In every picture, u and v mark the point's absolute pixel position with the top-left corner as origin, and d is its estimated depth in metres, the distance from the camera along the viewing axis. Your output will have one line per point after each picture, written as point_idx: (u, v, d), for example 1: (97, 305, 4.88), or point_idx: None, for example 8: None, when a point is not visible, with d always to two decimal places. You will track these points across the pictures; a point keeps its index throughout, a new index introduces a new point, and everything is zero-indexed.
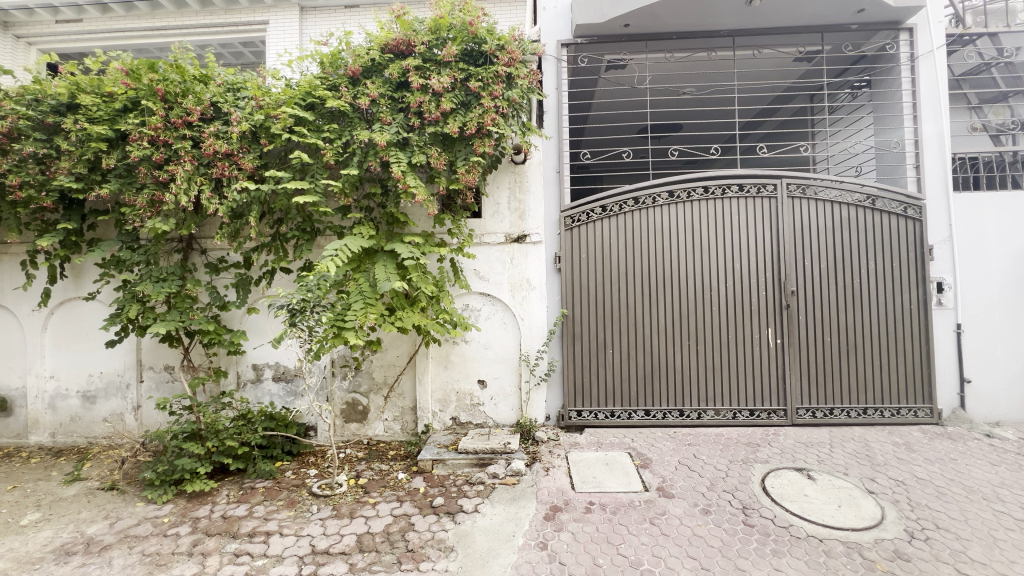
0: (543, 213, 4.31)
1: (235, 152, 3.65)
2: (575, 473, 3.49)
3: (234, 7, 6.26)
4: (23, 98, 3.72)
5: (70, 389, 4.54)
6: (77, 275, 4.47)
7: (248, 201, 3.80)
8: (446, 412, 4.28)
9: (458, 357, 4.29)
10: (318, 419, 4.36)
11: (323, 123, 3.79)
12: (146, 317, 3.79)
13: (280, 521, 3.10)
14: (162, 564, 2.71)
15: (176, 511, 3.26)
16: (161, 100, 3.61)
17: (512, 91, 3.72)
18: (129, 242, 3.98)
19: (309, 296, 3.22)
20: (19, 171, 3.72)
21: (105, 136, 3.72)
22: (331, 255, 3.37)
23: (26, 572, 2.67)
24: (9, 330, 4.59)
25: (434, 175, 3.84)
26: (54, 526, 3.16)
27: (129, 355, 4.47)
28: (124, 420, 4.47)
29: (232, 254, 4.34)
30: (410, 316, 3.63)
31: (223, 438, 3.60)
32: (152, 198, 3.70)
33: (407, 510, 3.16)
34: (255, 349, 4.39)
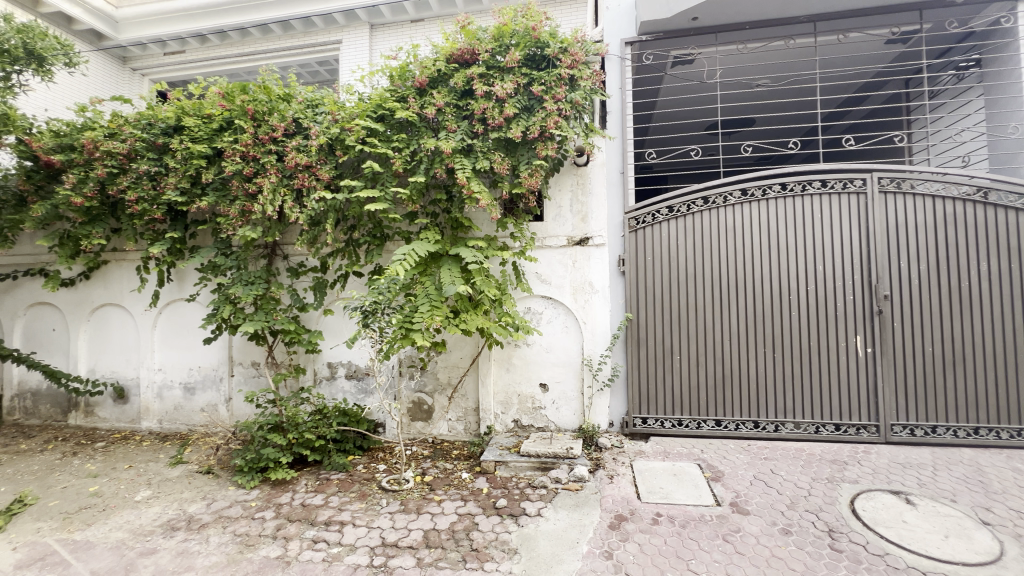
0: (606, 215, 4.24)
1: (314, 164, 3.91)
2: (641, 483, 3.38)
3: (312, 30, 6.75)
4: (140, 123, 4.23)
5: (174, 380, 5.07)
6: (181, 279, 4.99)
7: (325, 209, 4.06)
8: (508, 414, 4.31)
9: (520, 360, 4.31)
10: (387, 417, 4.55)
11: (392, 134, 3.97)
12: (237, 317, 4.15)
13: (353, 512, 3.26)
14: (251, 544, 2.94)
15: (262, 496, 3.53)
16: (251, 118, 3.94)
17: (575, 93, 3.70)
18: (223, 249, 4.38)
19: (380, 299, 3.42)
20: (136, 188, 4.22)
21: (205, 153, 4.13)
22: (399, 260, 3.49)
23: (140, 543, 3.00)
24: (126, 327, 5.21)
25: (497, 180, 3.90)
26: (161, 503, 3.53)
27: (223, 352, 4.92)
28: (218, 410, 4.92)
29: (310, 259, 4.64)
30: (474, 318, 3.70)
31: (302, 431, 3.87)
32: (243, 208, 4.05)
33: (471, 509, 3.21)
34: (331, 349, 4.68)
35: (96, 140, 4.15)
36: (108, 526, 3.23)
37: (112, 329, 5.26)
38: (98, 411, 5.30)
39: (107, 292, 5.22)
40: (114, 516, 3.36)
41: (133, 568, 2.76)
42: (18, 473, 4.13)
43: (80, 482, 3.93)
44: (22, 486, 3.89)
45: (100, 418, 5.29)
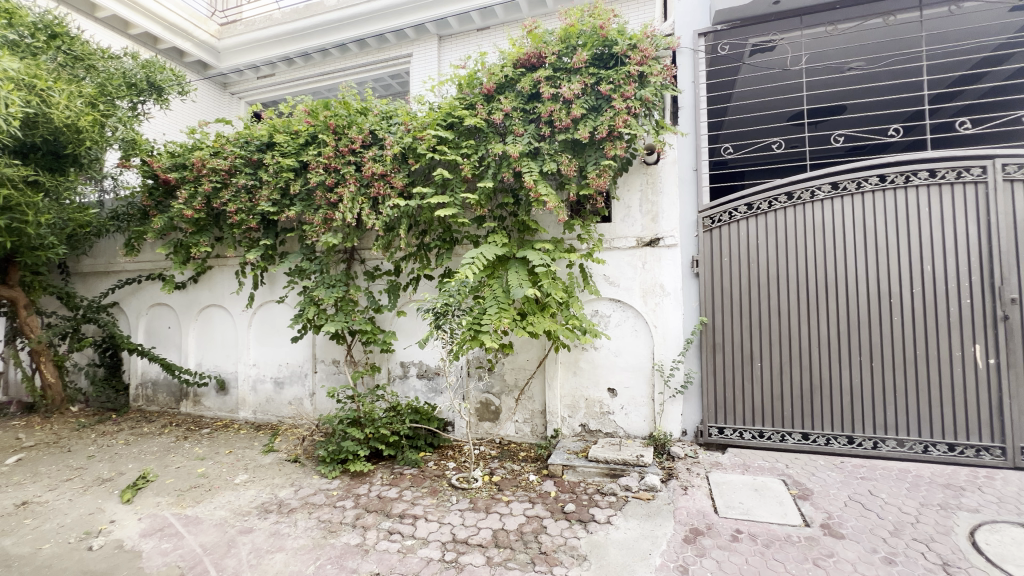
0: (678, 214, 4.07)
1: (389, 173, 4.11)
2: (718, 496, 3.20)
3: (385, 46, 7.12)
4: (238, 141, 4.69)
5: (266, 375, 5.54)
6: (272, 282, 5.46)
7: (398, 216, 4.26)
8: (576, 418, 4.27)
9: (587, 363, 4.25)
10: (456, 416, 4.67)
11: (462, 141, 4.07)
12: (320, 317, 4.47)
13: (425, 507, 3.38)
14: (333, 531, 3.14)
15: (342, 486, 3.77)
16: (333, 132, 4.24)
17: (645, 90, 3.59)
18: (308, 254, 4.73)
19: (450, 301, 3.54)
20: (236, 201, 4.69)
21: (292, 167, 4.49)
22: (468, 263, 3.57)
23: (239, 522, 3.31)
24: (227, 325, 5.79)
25: (564, 182, 3.88)
26: (256, 487, 3.87)
27: (308, 350, 5.30)
28: (304, 404, 5.31)
29: (384, 263, 4.88)
30: (541, 321, 3.71)
31: (378, 426, 4.07)
32: (325, 216, 4.35)
33: (539, 512, 3.21)
34: (404, 349, 4.88)
35: (203, 159, 4.65)
36: (213, 505, 3.60)
37: (215, 327, 5.85)
38: (204, 401, 5.92)
39: (212, 294, 5.83)
40: (218, 496, 3.74)
41: (234, 544, 3.04)
42: (142, 453, 4.72)
43: (190, 463, 4.42)
44: (146, 464, 4.44)
45: (206, 407, 5.91)
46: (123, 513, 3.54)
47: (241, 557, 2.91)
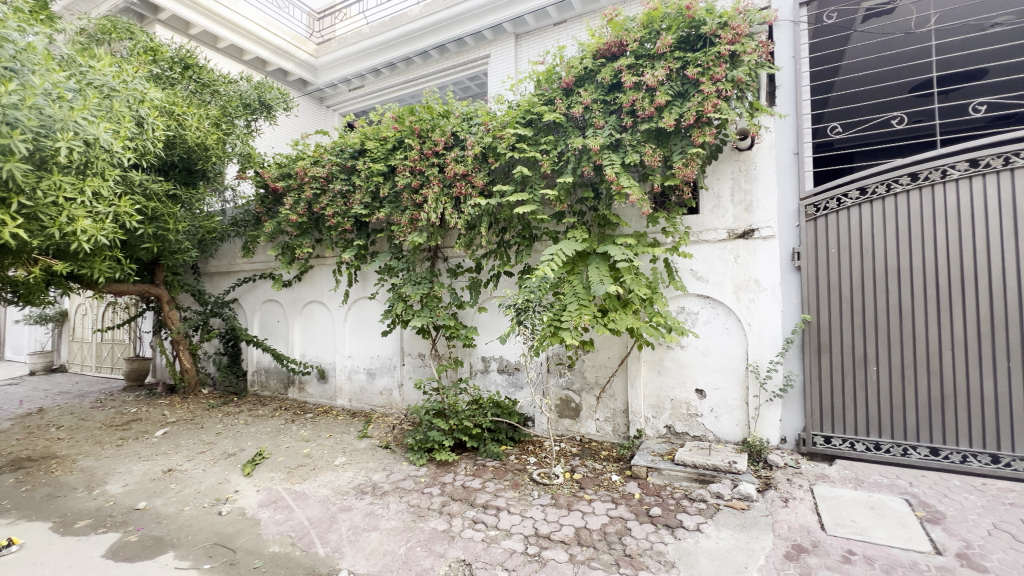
0: (776, 203, 3.75)
1: (470, 172, 4.23)
2: (825, 512, 2.91)
3: (464, 49, 7.32)
4: (334, 150, 5.07)
5: (360, 366, 5.97)
6: (364, 280, 5.85)
7: (479, 214, 4.35)
8: (660, 419, 4.10)
9: (673, 363, 4.06)
10: (536, 412, 4.69)
11: (541, 137, 4.07)
12: (407, 312, 4.71)
13: (507, 499, 3.45)
14: (421, 516, 3.30)
15: (429, 474, 3.95)
16: (418, 136, 4.44)
17: (737, 70, 3.35)
18: (396, 253, 5.01)
19: (532, 298, 3.55)
20: (333, 205, 5.08)
21: (382, 171, 4.77)
22: (547, 259, 3.58)
23: (339, 500, 3.60)
24: (326, 320, 6.31)
25: (648, 173, 3.74)
26: (353, 469, 4.19)
27: (396, 343, 5.63)
28: (393, 394, 5.65)
29: (466, 261, 5.02)
30: (624, 318, 3.60)
31: (461, 418, 4.21)
32: (411, 217, 4.58)
33: (623, 514, 3.13)
34: (485, 344, 5.00)
35: (305, 168, 5.10)
36: (317, 483, 3.95)
37: (316, 321, 6.42)
38: (307, 388, 6.50)
39: (313, 291, 6.39)
40: (321, 475, 4.10)
41: (335, 521, 3.32)
42: (258, 433, 5.31)
43: (297, 444, 4.89)
44: (261, 443, 4.98)
45: (309, 394, 6.49)
46: (244, 485, 4.00)
47: (342, 532, 3.17)
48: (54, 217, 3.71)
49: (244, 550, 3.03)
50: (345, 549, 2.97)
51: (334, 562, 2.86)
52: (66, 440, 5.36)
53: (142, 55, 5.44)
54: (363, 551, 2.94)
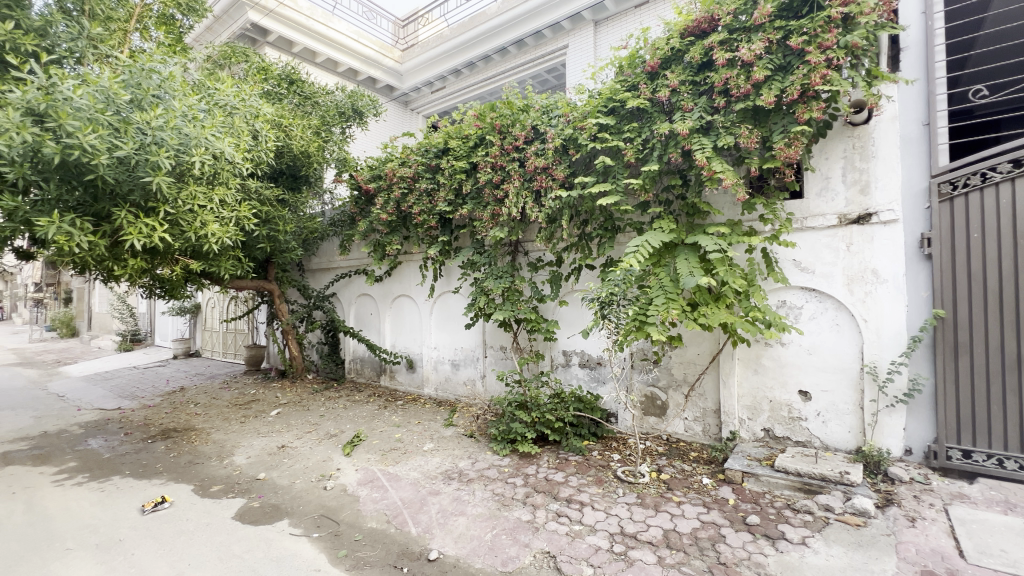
0: (900, 181, 3.30)
1: (551, 165, 4.20)
2: (965, 537, 2.52)
3: (542, 42, 7.29)
4: (420, 150, 5.29)
5: (445, 357, 6.22)
6: (448, 275, 6.08)
7: (560, 207, 4.31)
8: (757, 421, 3.80)
9: (771, 361, 3.76)
10: (620, 408, 4.57)
11: (624, 125, 3.91)
12: (490, 306, 4.82)
13: (591, 495, 3.41)
14: (506, 505, 3.38)
15: (513, 464, 4.03)
16: (498, 132, 4.49)
17: (852, 35, 2.97)
18: (479, 249, 5.14)
19: (616, 290, 3.51)
20: (420, 203, 5.32)
21: (464, 168, 4.90)
22: (632, 251, 3.45)
23: (429, 484, 3.79)
24: (413, 313, 6.65)
25: (744, 157, 3.48)
26: (440, 455, 4.38)
27: (479, 336, 5.79)
28: (477, 385, 5.83)
29: (547, 254, 5.02)
30: (716, 313, 3.37)
31: (543, 411, 4.23)
32: (493, 212, 4.67)
33: (716, 520, 2.96)
34: (567, 338, 4.97)
35: (394, 169, 5.40)
36: (408, 466, 4.20)
37: (405, 314, 6.79)
38: (397, 376, 6.91)
39: (402, 285, 6.77)
40: (412, 459, 4.34)
41: (426, 503, 3.50)
42: (355, 417, 5.75)
43: (390, 429, 5.21)
44: (358, 426, 5.38)
45: (399, 382, 6.89)
46: (345, 464, 4.36)
47: (432, 515, 3.33)
48: (190, 223, 4.24)
49: (346, 523, 3.30)
50: (435, 531, 3.12)
51: (425, 542, 3.02)
52: (201, 415, 6.20)
53: (256, 75, 6.09)
54: (452, 534, 3.07)
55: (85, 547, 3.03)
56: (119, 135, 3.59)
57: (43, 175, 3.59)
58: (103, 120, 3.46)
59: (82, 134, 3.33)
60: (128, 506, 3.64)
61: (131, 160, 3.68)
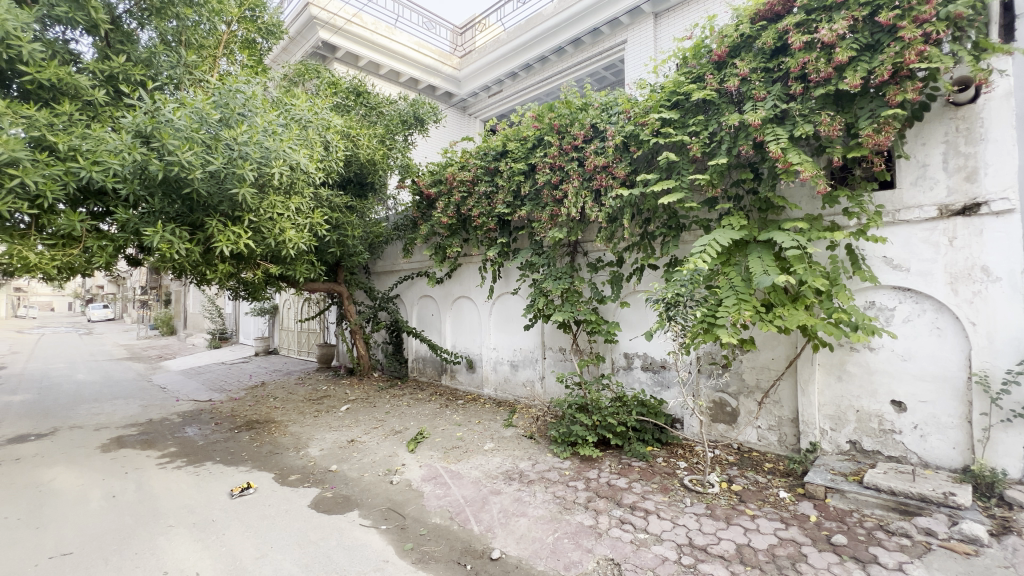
0: (1016, 166, 2.90)
1: (611, 163, 4.10)
2: None
3: (599, 38, 7.18)
4: (479, 154, 5.36)
5: (504, 358, 6.27)
6: (507, 276, 6.13)
7: (621, 206, 4.20)
8: (842, 433, 3.50)
9: (858, 368, 3.44)
10: (686, 414, 4.38)
11: (689, 118, 3.74)
12: (549, 307, 4.79)
13: (657, 503, 3.29)
14: (567, 508, 3.34)
15: (573, 467, 3.97)
16: (557, 132, 4.46)
17: (955, 4, 2.65)
18: (537, 250, 5.13)
19: (683, 291, 3.30)
20: (479, 206, 5.40)
21: (523, 170, 4.91)
22: (699, 250, 3.29)
23: (490, 483, 3.83)
24: (473, 314, 6.77)
25: (824, 146, 3.22)
26: (500, 455, 4.42)
27: (538, 337, 5.79)
28: (536, 386, 5.82)
29: (607, 255, 4.92)
30: (794, 315, 3.14)
31: (604, 414, 4.15)
32: (552, 213, 4.67)
33: (796, 537, 2.75)
34: (628, 340, 4.85)
35: (454, 173, 5.54)
36: (470, 464, 4.27)
37: (464, 315, 6.92)
38: (458, 376, 7.05)
39: (462, 287, 6.91)
40: (473, 458, 4.40)
41: (487, 502, 3.54)
42: (418, 414, 5.93)
43: (451, 427, 5.33)
44: (421, 423, 5.55)
45: (459, 382, 7.03)
46: (410, 459, 4.51)
47: (493, 514, 3.36)
48: (271, 230, 4.58)
49: (412, 517, 3.41)
50: (497, 530, 3.15)
51: (487, 541, 3.05)
52: (280, 408, 6.67)
53: (327, 89, 6.48)
54: (514, 534, 3.08)
55: (184, 525, 3.35)
56: (211, 151, 3.96)
57: (148, 190, 4.02)
58: (196, 139, 3.84)
59: (180, 152, 3.72)
60: (218, 490, 3.99)
61: (221, 173, 4.03)
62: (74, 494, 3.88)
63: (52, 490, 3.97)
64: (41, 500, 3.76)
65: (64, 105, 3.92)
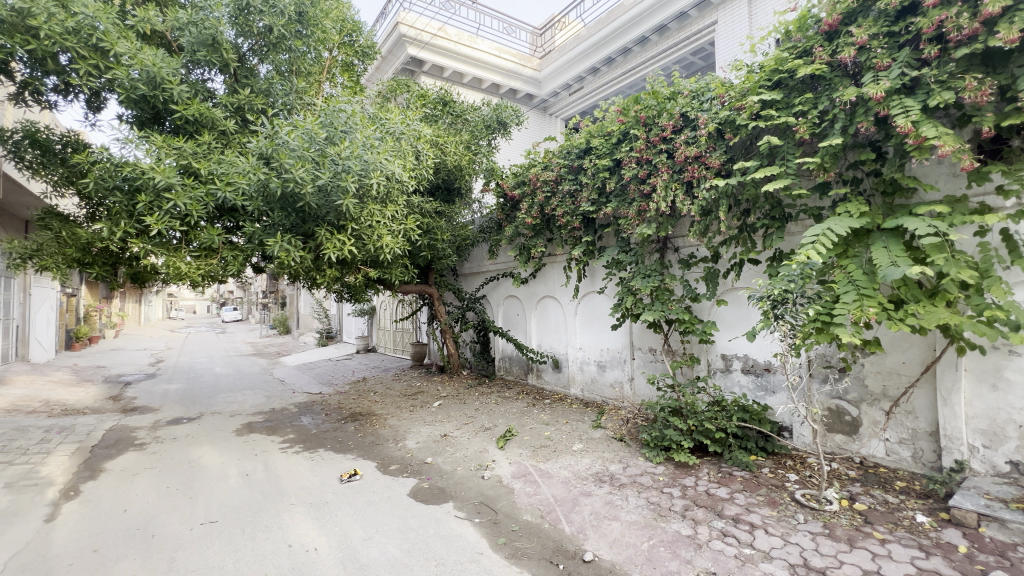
0: None
1: (704, 153, 3.87)
2: None
3: (686, 22, 6.83)
4: (562, 153, 5.34)
5: (591, 358, 6.18)
6: (592, 275, 6.05)
7: (716, 197, 3.93)
8: (999, 452, 2.97)
9: (1020, 375, 2.90)
10: (796, 422, 3.99)
11: (795, 97, 3.41)
12: (638, 306, 4.61)
13: (764, 517, 3.04)
14: (663, 515, 3.20)
15: (668, 473, 3.80)
16: (644, 124, 4.30)
17: None
18: (624, 247, 4.98)
19: (791, 287, 2.92)
20: (563, 206, 5.38)
21: (608, 166, 4.78)
22: (811, 242, 2.98)
23: (580, 484, 3.79)
24: (558, 313, 6.75)
25: (970, 115, 2.76)
26: (590, 456, 4.35)
27: (626, 337, 5.63)
28: (625, 388, 5.66)
29: (701, 250, 4.65)
30: (933, 312, 2.73)
31: (701, 419, 3.92)
32: (639, 208, 4.51)
33: (940, 569, 2.39)
34: (726, 340, 4.54)
35: (537, 174, 5.59)
36: (559, 464, 4.26)
37: (550, 314, 6.93)
38: (544, 375, 7.08)
39: (547, 287, 6.93)
40: (562, 457, 4.39)
41: (578, 503, 3.51)
42: (507, 412, 6.05)
43: (539, 426, 5.36)
44: (510, 421, 5.65)
45: (545, 381, 7.05)
46: (499, 456, 4.61)
47: (584, 515, 3.32)
48: (370, 237, 4.92)
49: (503, 513, 3.49)
50: (589, 533, 3.11)
51: (579, 542, 3.03)
52: (380, 402, 7.18)
53: (416, 102, 6.84)
54: (606, 538, 3.02)
55: (304, 504, 3.73)
56: (319, 167, 4.38)
57: (269, 206, 4.53)
58: (307, 156, 4.29)
59: (294, 169, 4.19)
60: (330, 475, 4.38)
61: (328, 187, 4.43)
62: (217, 471, 4.50)
63: (201, 466, 4.64)
64: (192, 474, 4.42)
65: (204, 135, 4.56)
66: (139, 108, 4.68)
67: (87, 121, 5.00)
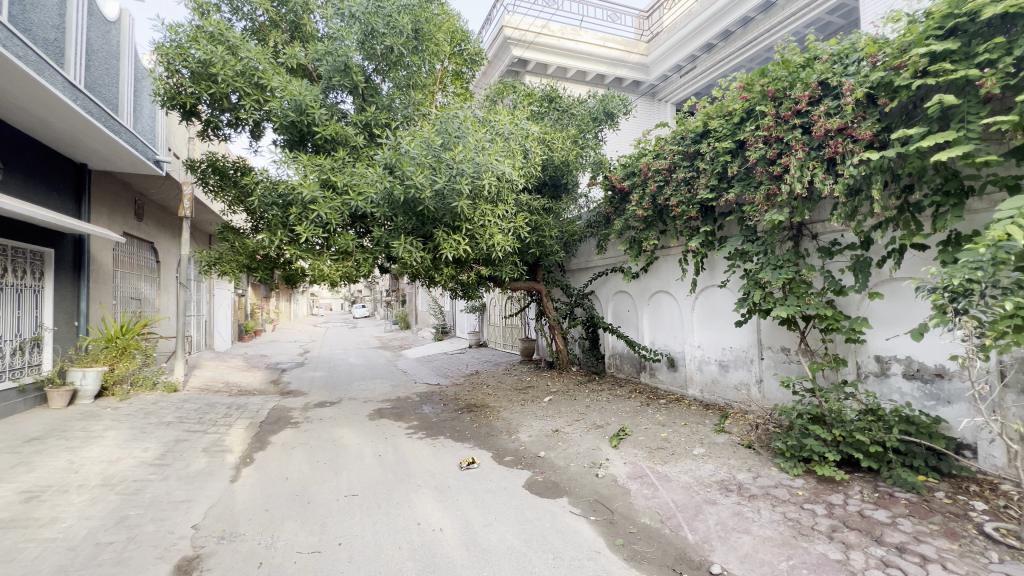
0: None
1: (850, 124, 3.37)
2: None
3: None
4: (675, 139, 5.01)
5: (711, 357, 5.76)
6: (712, 268, 5.63)
7: (867, 173, 3.39)
8: None
9: None
10: (982, 440, 3.31)
11: (977, 45, 2.80)
12: (767, 301, 4.15)
13: (939, 549, 2.56)
14: (804, 534, 2.86)
15: (809, 488, 3.38)
16: (772, 99, 3.85)
17: None
18: (750, 236, 4.52)
19: (977, 276, 2.38)
20: (678, 195, 5.06)
21: (729, 148, 4.38)
22: (1007, 219, 2.41)
23: (703, 491, 3.55)
24: (673, 309, 6.41)
25: None
26: (713, 462, 4.05)
27: (753, 335, 5.14)
28: (752, 390, 5.18)
29: (847, 237, 4.06)
30: None
31: (850, 430, 3.42)
32: (768, 192, 4.05)
33: None
34: (881, 340, 3.92)
35: (648, 163, 5.32)
36: (678, 468, 4.03)
37: (663, 310, 6.61)
38: (658, 374, 6.76)
39: (659, 282, 6.62)
40: (681, 462, 4.15)
41: (701, 511, 3.28)
42: (619, 411, 5.89)
43: (654, 427, 5.13)
44: (623, 420, 5.49)
45: (660, 380, 6.74)
46: (613, 455, 4.51)
47: (710, 525, 3.10)
48: (482, 236, 5.11)
49: (620, 513, 3.40)
50: (716, 544, 2.90)
51: (705, 552, 2.84)
52: (492, 395, 7.46)
53: (523, 101, 6.98)
54: (737, 551, 2.79)
55: (428, 486, 4.02)
56: (436, 172, 4.68)
57: (393, 212, 4.94)
58: (426, 163, 4.62)
59: (415, 176, 4.53)
60: (450, 462, 4.66)
61: (445, 191, 4.72)
62: (354, 451, 5.05)
63: (342, 445, 5.25)
64: (336, 452, 5.02)
65: (340, 152, 5.14)
66: (289, 133, 5.40)
67: (252, 148, 5.92)
